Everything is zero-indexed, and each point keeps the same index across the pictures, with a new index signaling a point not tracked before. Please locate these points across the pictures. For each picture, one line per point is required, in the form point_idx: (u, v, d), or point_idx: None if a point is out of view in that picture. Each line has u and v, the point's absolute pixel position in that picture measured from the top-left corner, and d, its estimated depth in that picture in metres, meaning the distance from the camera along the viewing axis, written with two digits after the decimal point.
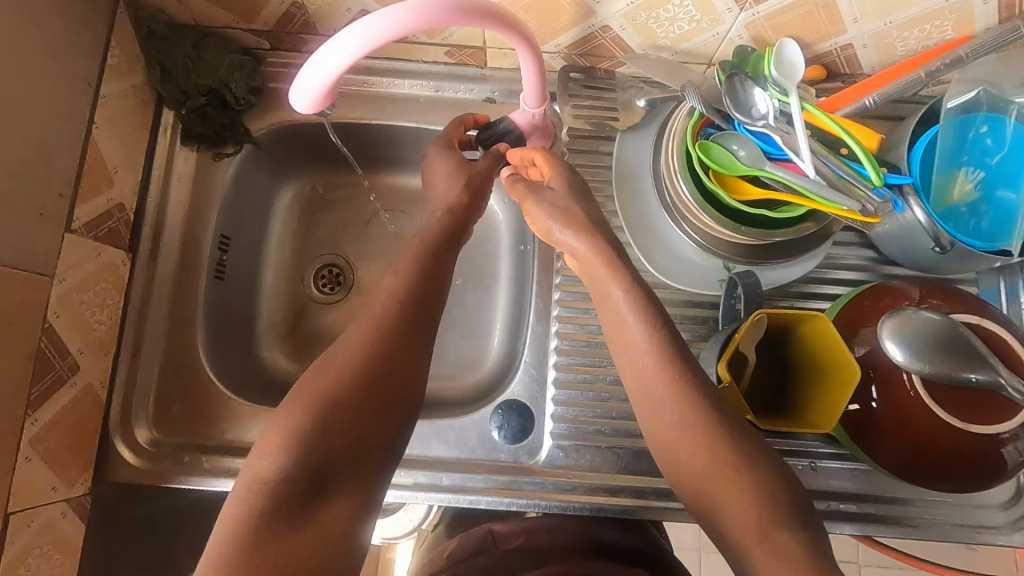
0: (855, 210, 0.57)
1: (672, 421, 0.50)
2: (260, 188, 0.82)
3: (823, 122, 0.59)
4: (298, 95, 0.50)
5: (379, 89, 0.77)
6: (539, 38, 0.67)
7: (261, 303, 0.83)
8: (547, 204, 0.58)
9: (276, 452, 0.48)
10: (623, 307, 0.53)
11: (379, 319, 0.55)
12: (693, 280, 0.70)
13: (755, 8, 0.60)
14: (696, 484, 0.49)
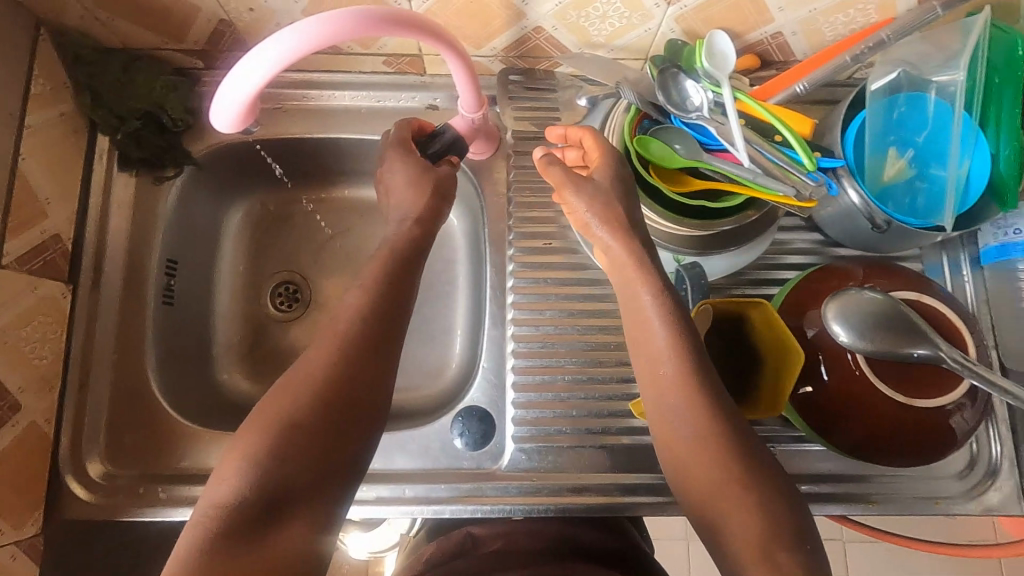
0: (790, 196, 0.57)
1: (683, 428, 0.52)
2: (208, 209, 0.80)
3: (756, 111, 0.60)
4: (218, 115, 0.50)
5: (320, 102, 0.76)
6: (473, 42, 0.67)
7: (216, 325, 0.81)
8: (591, 193, 0.59)
9: (231, 479, 0.47)
10: (651, 311, 0.55)
11: (340, 337, 0.54)
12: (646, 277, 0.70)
13: (681, 2, 0.60)
14: (702, 489, 0.50)
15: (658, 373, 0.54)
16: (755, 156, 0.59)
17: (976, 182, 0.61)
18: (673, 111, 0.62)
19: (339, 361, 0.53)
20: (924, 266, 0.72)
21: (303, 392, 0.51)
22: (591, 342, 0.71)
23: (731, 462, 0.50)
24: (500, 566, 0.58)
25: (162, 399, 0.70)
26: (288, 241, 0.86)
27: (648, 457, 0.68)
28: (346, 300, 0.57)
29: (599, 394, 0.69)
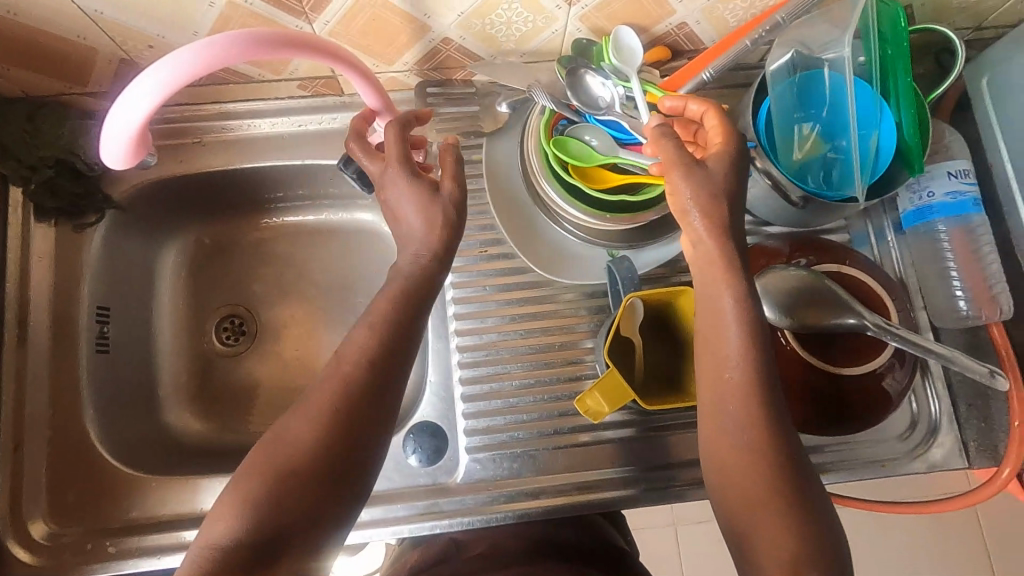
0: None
1: (737, 437, 0.48)
2: (139, 250, 0.78)
3: (665, 101, 0.61)
4: (106, 155, 0.47)
5: (241, 132, 0.74)
6: (384, 59, 0.67)
7: (160, 368, 0.80)
8: (695, 183, 0.50)
9: (228, 519, 0.46)
10: (727, 313, 0.49)
11: (345, 372, 0.50)
12: (578, 273, 0.71)
13: (582, 2, 0.60)
14: (736, 504, 0.48)
15: (723, 377, 0.49)
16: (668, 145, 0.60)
17: (885, 151, 0.62)
18: (586, 109, 0.64)
19: (323, 404, 0.49)
20: (851, 238, 0.73)
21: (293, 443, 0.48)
22: (534, 344, 0.71)
23: (767, 471, 0.47)
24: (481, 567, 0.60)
25: (105, 450, 0.68)
26: (228, 275, 0.85)
27: (601, 453, 0.68)
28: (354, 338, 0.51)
29: (546, 397, 0.70)
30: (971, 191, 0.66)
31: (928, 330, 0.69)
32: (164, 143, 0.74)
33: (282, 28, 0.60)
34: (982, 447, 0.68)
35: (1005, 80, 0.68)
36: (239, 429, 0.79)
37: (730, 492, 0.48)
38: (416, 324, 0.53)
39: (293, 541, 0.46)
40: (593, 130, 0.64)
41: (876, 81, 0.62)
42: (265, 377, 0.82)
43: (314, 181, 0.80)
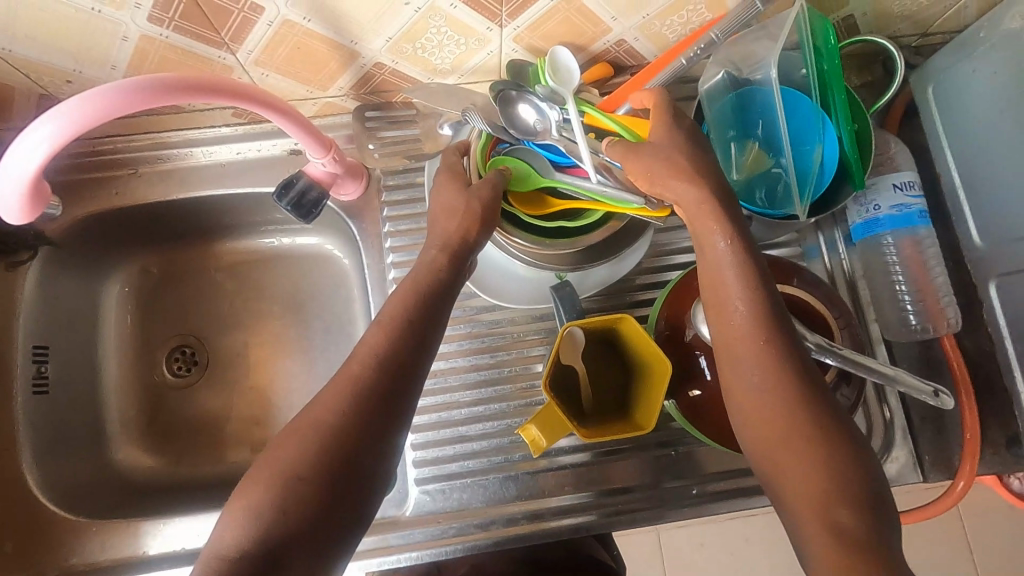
0: (645, 206, 0.57)
1: (753, 384, 0.48)
2: (79, 284, 0.76)
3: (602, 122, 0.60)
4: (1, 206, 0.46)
5: (179, 162, 0.73)
6: (318, 85, 0.65)
7: (106, 404, 0.77)
8: (652, 154, 0.53)
9: (236, 528, 0.44)
10: (725, 261, 0.50)
11: (351, 379, 0.49)
12: (519, 296, 0.70)
13: (513, 23, 0.59)
14: (767, 450, 0.48)
15: (729, 324, 0.50)
16: (605, 167, 0.60)
17: (829, 164, 0.61)
18: (524, 135, 0.63)
19: (293, 438, 0.47)
20: (803, 251, 0.72)
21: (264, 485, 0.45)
22: (483, 371, 0.70)
23: (798, 416, 0.47)
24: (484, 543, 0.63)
25: (44, 496, 0.67)
26: (176, 304, 0.83)
27: (553, 480, 0.67)
28: (366, 337, 0.51)
29: (495, 425, 0.68)
30: (916, 203, 0.66)
31: (881, 343, 0.69)
32: (100, 175, 0.72)
33: (204, 59, 0.58)
34: (936, 460, 0.67)
35: (949, 88, 0.67)
36: (191, 464, 0.78)
37: (766, 450, 0.48)
38: (384, 340, 0.51)
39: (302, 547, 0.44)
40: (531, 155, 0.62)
41: (814, 94, 0.61)
42: (217, 409, 0.80)
43: (259, 208, 0.78)
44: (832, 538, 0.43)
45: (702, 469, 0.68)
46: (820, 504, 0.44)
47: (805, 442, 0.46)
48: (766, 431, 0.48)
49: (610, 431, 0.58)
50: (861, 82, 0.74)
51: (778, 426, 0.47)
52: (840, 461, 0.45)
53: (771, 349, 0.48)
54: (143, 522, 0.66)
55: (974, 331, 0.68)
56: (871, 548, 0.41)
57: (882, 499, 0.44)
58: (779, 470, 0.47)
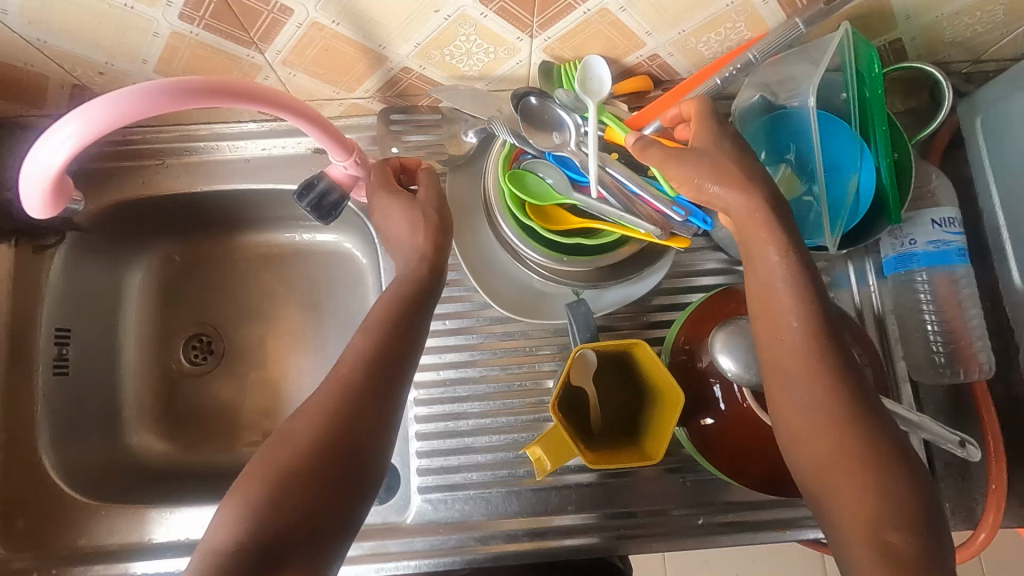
0: (654, 234, 0.57)
1: (803, 400, 0.47)
2: (103, 269, 0.78)
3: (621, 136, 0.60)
4: (26, 204, 0.47)
5: (205, 156, 0.73)
6: (343, 86, 0.65)
7: (122, 389, 0.79)
8: (696, 162, 0.51)
9: (231, 524, 0.44)
10: (775, 271, 0.49)
11: (344, 391, 0.50)
12: (526, 310, 0.68)
13: (544, 34, 0.57)
14: (812, 470, 0.46)
15: (780, 339, 0.48)
16: (615, 185, 0.58)
17: (865, 194, 0.59)
18: (545, 146, 0.62)
19: (287, 443, 0.48)
20: (831, 280, 0.69)
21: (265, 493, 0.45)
22: (492, 384, 0.69)
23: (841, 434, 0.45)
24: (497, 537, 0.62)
25: (57, 476, 0.68)
26: (196, 293, 0.84)
27: (557, 498, 0.66)
28: (361, 360, 0.52)
29: (502, 438, 0.68)
30: (956, 240, 0.63)
31: (907, 382, 0.66)
32: (127, 164, 0.73)
33: (233, 57, 0.58)
34: (957, 508, 0.64)
35: (1000, 122, 0.64)
36: (202, 452, 0.79)
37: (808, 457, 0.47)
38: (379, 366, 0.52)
39: (296, 547, 0.43)
40: (551, 170, 0.62)
41: (853, 120, 0.59)
42: (229, 400, 0.81)
43: (280, 204, 0.79)
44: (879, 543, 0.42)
45: (710, 499, 0.67)
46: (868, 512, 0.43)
47: (853, 451, 0.45)
48: (809, 440, 0.46)
49: (616, 459, 0.56)
50: (904, 107, 0.71)
51: (823, 437, 0.46)
52: (887, 477, 0.44)
53: (824, 362, 0.47)
54: (150, 510, 0.68)
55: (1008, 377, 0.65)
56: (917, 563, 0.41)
57: (929, 517, 0.43)
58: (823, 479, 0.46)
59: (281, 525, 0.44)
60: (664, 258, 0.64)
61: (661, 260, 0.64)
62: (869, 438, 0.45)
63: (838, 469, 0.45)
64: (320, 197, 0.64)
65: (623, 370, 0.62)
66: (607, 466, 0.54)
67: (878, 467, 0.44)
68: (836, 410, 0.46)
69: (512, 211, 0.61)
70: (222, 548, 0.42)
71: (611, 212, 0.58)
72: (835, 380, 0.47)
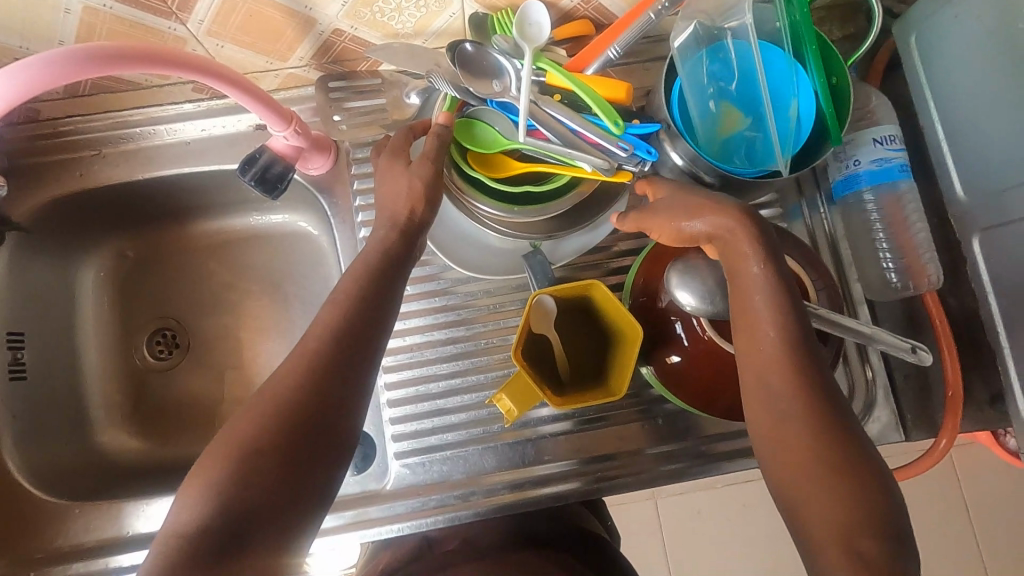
0: (601, 170, 0.56)
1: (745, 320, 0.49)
2: (52, 269, 0.75)
3: (563, 81, 0.58)
4: None
5: (143, 142, 0.71)
6: (276, 56, 0.63)
7: (87, 390, 0.77)
8: (667, 212, 0.55)
9: (203, 501, 0.44)
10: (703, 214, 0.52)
11: (303, 357, 0.49)
12: (472, 262, 0.67)
13: None
14: (763, 389, 0.48)
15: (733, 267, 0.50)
16: (553, 124, 0.58)
17: (805, 119, 0.59)
18: (485, 93, 0.60)
19: (253, 414, 0.47)
20: (784, 212, 0.70)
21: (229, 460, 0.45)
22: (459, 344, 0.69)
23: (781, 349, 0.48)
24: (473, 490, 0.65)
25: (26, 481, 0.67)
26: (155, 286, 0.82)
27: (533, 449, 0.67)
28: (319, 323, 0.51)
29: (473, 397, 0.68)
30: (897, 156, 0.64)
31: (863, 303, 0.68)
32: (62, 157, 0.70)
33: (154, 31, 0.56)
34: (919, 419, 0.66)
35: (933, 38, 0.64)
36: (176, 445, 0.78)
37: (753, 394, 0.49)
38: (340, 328, 0.51)
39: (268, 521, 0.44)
40: (495, 116, 0.61)
41: (786, 44, 0.59)
42: (199, 391, 0.80)
43: (229, 187, 0.77)
44: (830, 469, 0.44)
45: (683, 436, 0.68)
46: (801, 442, 0.45)
47: (804, 380, 0.47)
48: (759, 376, 0.48)
49: (582, 400, 0.57)
50: (843, 34, 0.72)
51: (767, 368, 0.48)
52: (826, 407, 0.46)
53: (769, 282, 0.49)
54: (126, 504, 0.67)
55: (959, 288, 0.67)
56: (853, 489, 0.43)
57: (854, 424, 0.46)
58: (766, 410, 0.47)
59: (247, 489, 0.44)
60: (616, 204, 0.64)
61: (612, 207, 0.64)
62: (810, 361, 0.48)
63: (786, 392, 0.47)
64: (272, 176, 0.64)
65: (586, 316, 0.63)
66: (571, 406, 0.55)
67: (821, 398, 0.47)
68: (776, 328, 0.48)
69: (461, 163, 0.60)
70: (198, 527, 0.43)
71: (556, 151, 0.58)
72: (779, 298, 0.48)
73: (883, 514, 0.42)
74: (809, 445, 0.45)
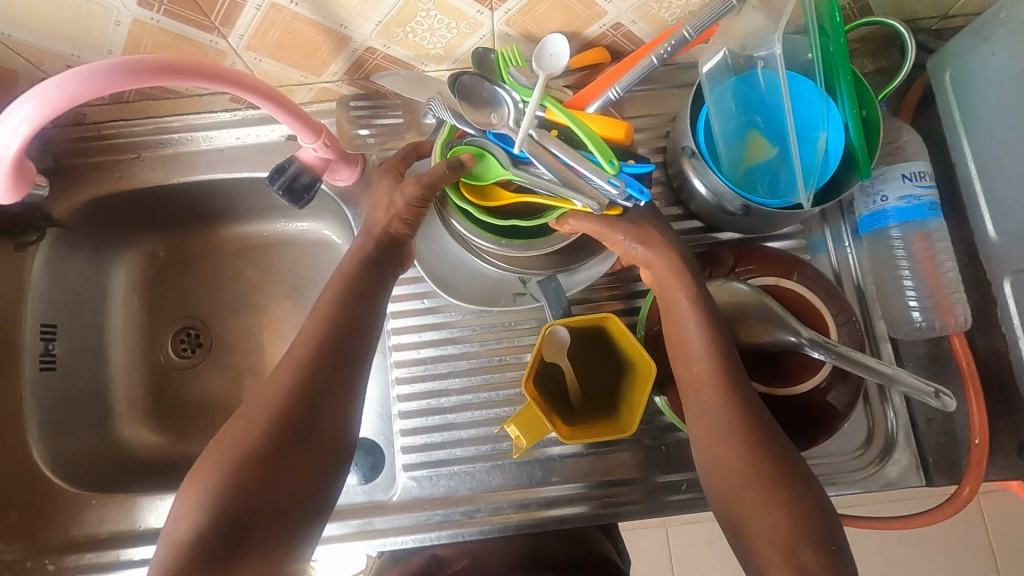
0: (591, 208, 0.54)
1: (697, 346, 0.54)
2: (87, 265, 0.79)
3: (561, 118, 0.54)
4: None
5: (179, 148, 0.74)
6: (311, 71, 0.65)
7: (112, 383, 0.80)
8: (625, 228, 0.57)
9: None
10: (645, 257, 0.57)
11: None
12: (473, 296, 0.67)
13: (503, 6, 0.57)
14: (730, 417, 0.51)
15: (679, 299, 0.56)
16: (548, 157, 0.53)
17: (833, 153, 0.58)
18: (483, 125, 0.57)
19: None
20: (807, 244, 0.69)
21: None
22: (471, 360, 0.69)
23: (724, 378, 0.52)
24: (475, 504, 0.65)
25: (48, 468, 0.69)
26: (182, 286, 0.85)
27: (541, 470, 0.66)
28: None
29: (483, 414, 0.68)
30: (927, 194, 0.63)
31: (886, 341, 0.66)
32: (104, 159, 0.73)
33: (197, 44, 0.59)
34: (941, 463, 0.64)
35: (967, 76, 0.63)
36: (193, 441, 0.80)
37: (691, 413, 0.53)
38: None
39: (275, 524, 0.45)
40: (493, 146, 0.57)
41: (818, 77, 0.59)
42: (218, 391, 0.82)
43: (258, 193, 0.79)
44: (755, 485, 0.48)
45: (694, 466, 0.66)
46: (740, 464, 0.49)
47: (737, 405, 0.51)
48: (696, 399, 0.53)
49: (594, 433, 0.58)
50: (875, 67, 0.72)
51: (701, 388, 0.53)
52: (766, 433, 0.50)
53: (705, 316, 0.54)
54: (141, 497, 0.68)
55: (987, 330, 0.65)
56: (783, 497, 0.47)
57: (784, 454, 0.50)
58: (705, 430, 0.52)
59: None
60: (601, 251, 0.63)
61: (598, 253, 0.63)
62: (737, 381, 0.52)
63: (718, 409, 0.51)
64: (300, 188, 0.66)
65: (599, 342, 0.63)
66: (581, 441, 0.56)
67: (750, 413, 0.51)
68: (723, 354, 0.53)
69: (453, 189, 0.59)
70: None
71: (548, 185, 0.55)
72: (718, 330, 0.54)
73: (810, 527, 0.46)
74: (741, 458, 0.49)
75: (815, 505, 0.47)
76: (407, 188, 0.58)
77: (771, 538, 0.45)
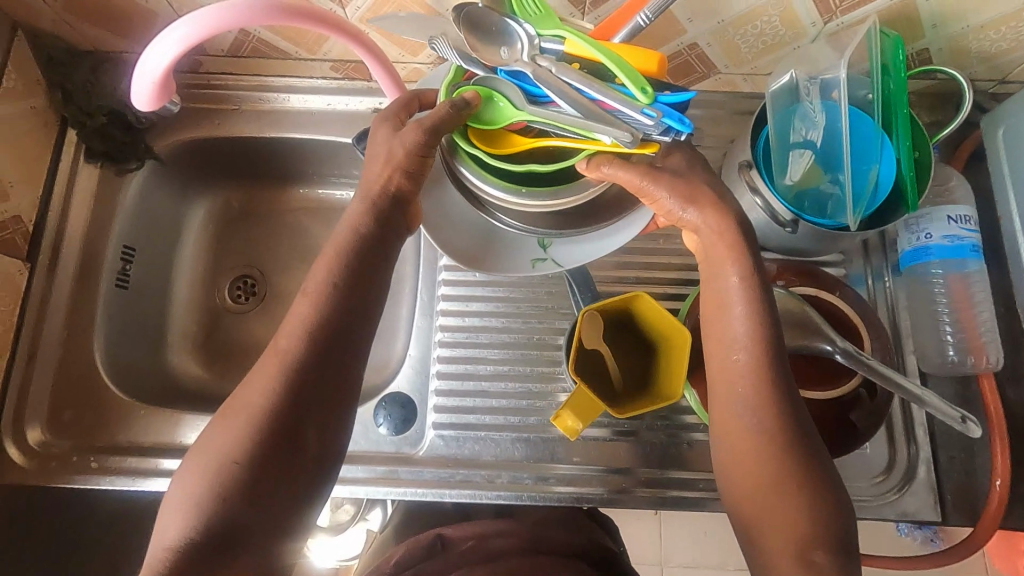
0: (625, 142, 0.51)
1: (741, 328, 0.53)
2: (169, 202, 0.85)
3: (584, 49, 0.54)
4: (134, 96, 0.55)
5: (274, 106, 0.81)
6: (408, 50, 0.72)
7: (171, 312, 0.85)
8: (670, 182, 0.55)
9: (271, 397, 0.49)
10: (696, 226, 0.56)
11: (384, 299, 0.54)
12: (467, 254, 0.65)
13: (595, 12, 0.65)
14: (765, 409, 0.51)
15: (726, 277, 0.54)
16: (572, 93, 0.53)
17: (883, 184, 0.62)
18: (495, 62, 0.56)
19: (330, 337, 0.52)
20: (847, 275, 0.72)
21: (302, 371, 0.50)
22: (512, 334, 0.73)
23: (765, 370, 0.52)
24: (496, 469, 0.68)
25: (105, 375, 0.74)
26: (248, 236, 0.91)
27: (562, 449, 0.69)
28: None
29: (516, 387, 0.71)
30: (970, 237, 0.66)
31: (916, 374, 0.68)
32: (206, 106, 0.80)
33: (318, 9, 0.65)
34: (959, 502, 0.65)
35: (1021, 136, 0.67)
36: (235, 378, 0.84)
37: (721, 400, 0.53)
38: None
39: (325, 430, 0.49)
40: (504, 84, 0.55)
41: (878, 114, 0.63)
42: (266, 336, 0.87)
43: (336, 158, 0.85)
44: (785, 473, 0.49)
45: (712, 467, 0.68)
46: (766, 452, 0.50)
47: (769, 390, 0.51)
48: (730, 380, 0.53)
49: (639, 403, 0.64)
50: (931, 120, 0.75)
51: (738, 375, 0.52)
52: (794, 423, 0.51)
53: (759, 300, 0.53)
54: (185, 416, 0.73)
55: (1017, 381, 0.66)
56: (801, 514, 0.48)
57: (810, 444, 0.50)
58: (735, 413, 0.52)
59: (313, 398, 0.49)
60: (627, 218, 0.62)
61: (618, 221, 0.63)
62: (777, 377, 0.52)
63: (752, 404, 0.51)
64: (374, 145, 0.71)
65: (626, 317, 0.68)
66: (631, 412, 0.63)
67: (784, 422, 0.51)
68: (767, 333, 0.52)
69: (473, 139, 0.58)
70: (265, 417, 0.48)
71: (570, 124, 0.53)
72: (764, 320, 0.53)
73: (830, 519, 0.48)
74: (767, 459, 0.50)
75: (832, 505, 0.48)
76: (407, 134, 0.54)
77: (782, 541, 0.47)
